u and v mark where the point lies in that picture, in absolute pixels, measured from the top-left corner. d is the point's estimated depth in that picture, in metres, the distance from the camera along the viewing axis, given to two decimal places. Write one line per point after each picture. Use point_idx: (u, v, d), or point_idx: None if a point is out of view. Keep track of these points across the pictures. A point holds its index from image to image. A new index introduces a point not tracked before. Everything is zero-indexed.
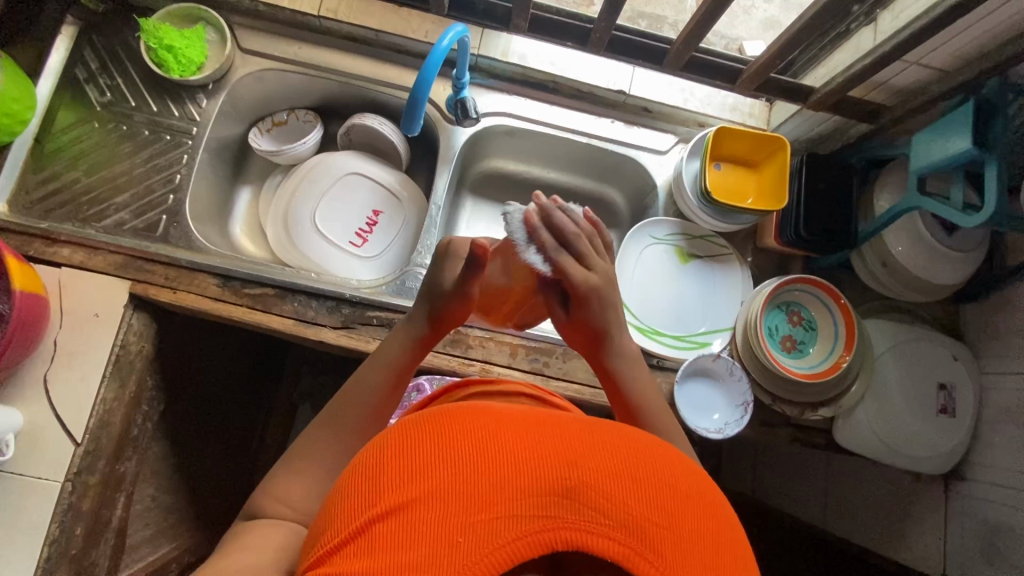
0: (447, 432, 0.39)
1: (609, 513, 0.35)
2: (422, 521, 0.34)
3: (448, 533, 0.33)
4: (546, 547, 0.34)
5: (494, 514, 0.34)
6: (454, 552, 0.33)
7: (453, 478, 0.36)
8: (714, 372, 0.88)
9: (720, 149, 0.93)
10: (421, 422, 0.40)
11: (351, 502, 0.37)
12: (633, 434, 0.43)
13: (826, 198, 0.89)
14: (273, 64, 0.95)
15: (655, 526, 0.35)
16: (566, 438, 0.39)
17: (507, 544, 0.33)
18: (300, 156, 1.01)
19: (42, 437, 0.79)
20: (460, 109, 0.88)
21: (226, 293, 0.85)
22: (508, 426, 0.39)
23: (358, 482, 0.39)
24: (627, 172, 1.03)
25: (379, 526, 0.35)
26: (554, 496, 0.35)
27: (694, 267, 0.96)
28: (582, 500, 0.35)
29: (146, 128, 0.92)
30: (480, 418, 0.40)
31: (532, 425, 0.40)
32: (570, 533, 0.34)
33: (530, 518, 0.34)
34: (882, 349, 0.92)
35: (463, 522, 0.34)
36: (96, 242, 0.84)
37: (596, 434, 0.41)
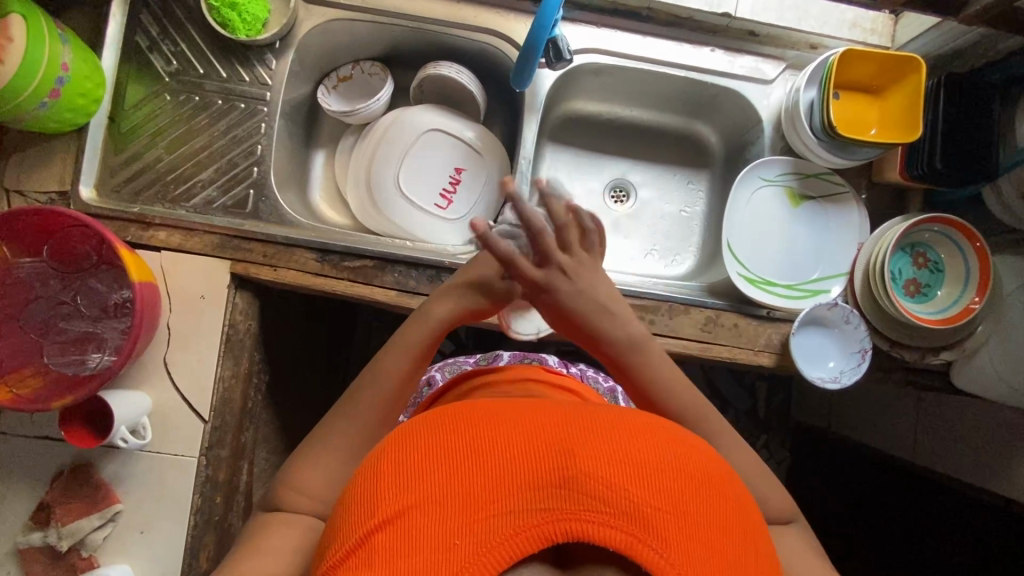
0: (443, 438, 0.45)
1: (606, 502, 0.40)
2: (420, 524, 0.40)
3: (449, 537, 0.39)
4: (546, 539, 0.39)
5: (490, 512, 0.40)
6: (451, 552, 0.39)
7: (448, 484, 0.41)
8: (830, 321, 0.85)
9: (843, 74, 0.83)
10: (423, 431, 0.47)
11: (359, 511, 0.44)
12: (638, 421, 0.48)
13: (965, 126, 0.80)
14: (341, 13, 0.88)
15: (655, 510, 0.40)
16: (560, 432, 0.44)
17: (505, 540, 0.39)
18: (373, 115, 0.95)
19: (172, 416, 0.82)
20: (553, 51, 0.80)
21: (325, 268, 0.84)
22: (505, 427, 0.45)
23: (360, 493, 0.45)
24: (724, 106, 0.95)
25: (379, 534, 0.41)
26: (552, 488, 0.41)
27: (806, 209, 0.89)
28: (576, 489, 0.40)
29: (219, 97, 0.86)
30: (481, 420, 0.46)
31: (526, 422, 0.46)
32: (568, 524, 0.39)
33: (526, 513, 0.40)
34: (1013, 287, 0.86)
35: (464, 523, 0.39)
36: (189, 223, 0.83)
37: (592, 425, 0.46)
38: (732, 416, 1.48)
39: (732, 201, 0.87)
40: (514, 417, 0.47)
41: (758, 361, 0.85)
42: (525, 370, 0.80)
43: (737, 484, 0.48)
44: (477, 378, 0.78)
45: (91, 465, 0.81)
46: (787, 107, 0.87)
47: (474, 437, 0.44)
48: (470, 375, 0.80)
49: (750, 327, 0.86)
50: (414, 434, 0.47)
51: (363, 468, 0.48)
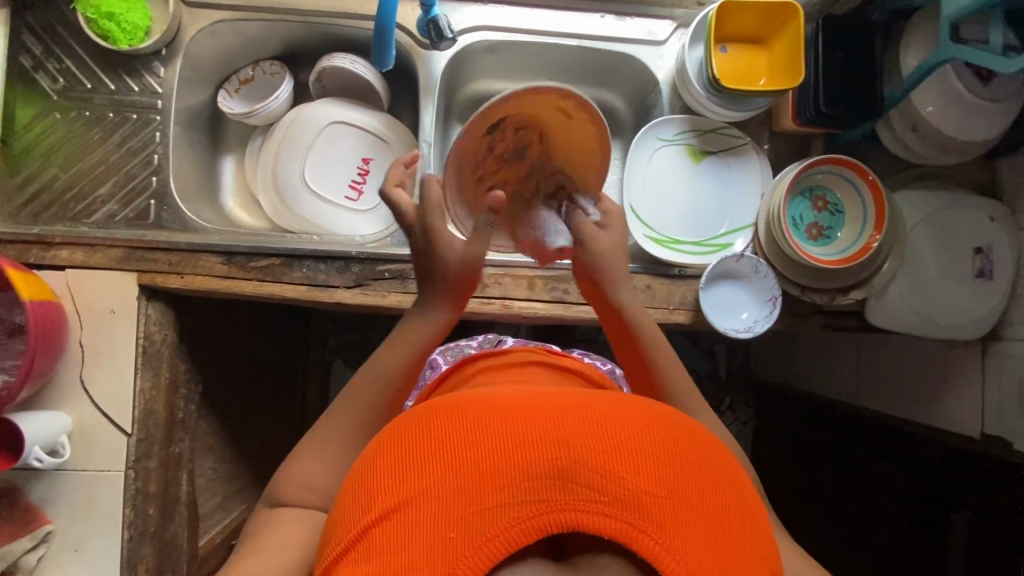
0: (437, 432, 0.46)
1: (601, 491, 0.42)
2: (413, 520, 0.41)
3: (442, 531, 0.40)
4: (540, 530, 0.41)
5: (484, 506, 0.41)
6: (445, 546, 0.40)
7: (438, 479, 0.43)
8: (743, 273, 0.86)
9: (726, 27, 0.84)
10: (417, 424, 0.48)
11: (352, 506, 0.45)
12: (633, 407, 0.49)
13: (848, 66, 0.81)
14: (225, 14, 0.87)
15: (651, 497, 0.42)
16: (556, 423, 0.45)
17: (499, 533, 0.40)
18: (275, 114, 0.95)
19: (94, 432, 0.82)
20: (434, 31, 0.80)
21: (233, 270, 0.84)
22: (497, 418, 0.46)
23: (355, 489, 0.46)
24: (623, 71, 0.96)
25: (372, 530, 0.42)
26: (547, 479, 0.42)
27: (708, 164, 0.89)
28: (571, 481, 0.42)
29: (110, 110, 0.86)
30: (475, 411, 0.47)
31: (521, 411, 0.47)
32: (563, 514, 0.41)
33: (521, 504, 0.41)
34: (914, 221, 0.87)
35: (459, 519, 0.41)
36: (91, 239, 0.83)
37: (590, 413, 0.47)
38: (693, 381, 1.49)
39: (630, 165, 0.87)
40: (511, 407, 0.48)
41: (674, 319, 0.86)
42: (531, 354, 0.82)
43: (738, 468, 0.49)
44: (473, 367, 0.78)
45: (16, 489, 0.81)
46: (677, 67, 0.87)
47: (468, 429, 0.46)
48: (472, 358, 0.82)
49: (663, 288, 0.86)
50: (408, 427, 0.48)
51: (358, 463, 0.49)
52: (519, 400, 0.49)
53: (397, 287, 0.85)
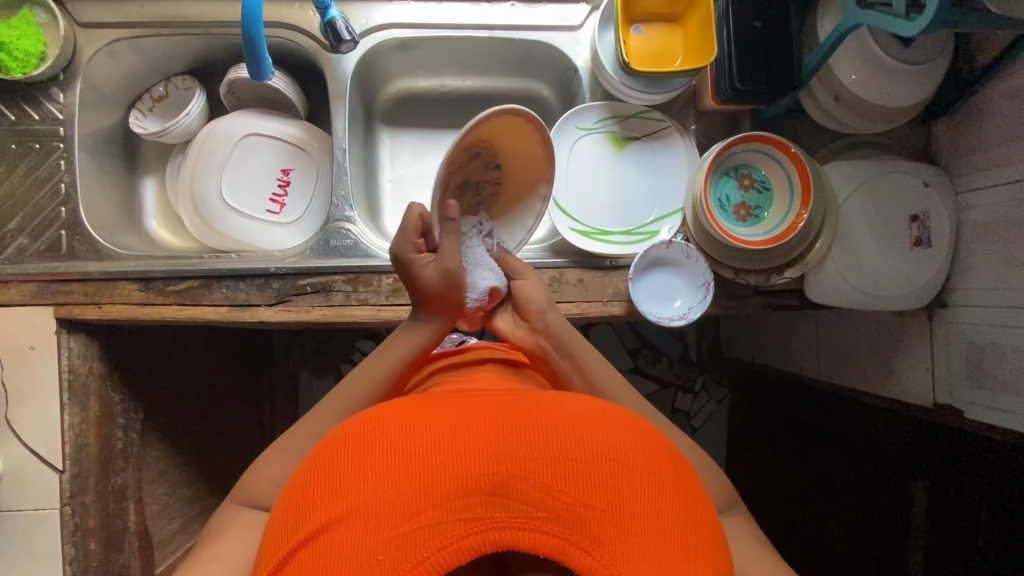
0: (372, 447, 0.46)
1: (535, 506, 0.43)
2: (345, 541, 0.42)
3: (374, 552, 0.41)
4: (474, 548, 0.42)
5: (418, 525, 0.42)
6: (376, 568, 0.41)
7: (371, 498, 0.43)
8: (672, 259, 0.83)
9: (636, 6, 0.81)
10: (353, 439, 0.48)
11: (287, 528, 0.45)
12: (572, 412, 0.50)
13: (763, 39, 0.78)
14: (124, 32, 0.85)
15: (585, 508, 0.43)
16: (495, 438, 0.46)
17: (432, 554, 0.41)
18: (191, 130, 0.93)
19: (25, 471, 0.81)
20: (331, 33, 0.78)
21: (150, 295, 0.82)
22: (433, 432, 0.46)
23: (291, 510, 0.46)
24: (543, 59, 0.93)
25: (306, 551, 0.42)
26: (482, 496, 0.43)
27: (631, 150, 0.86)
28: (505, 497, 0.43)
29: (11, 140, 0.83)
30: (410, 423, 0.48)
31: (459, 424, 0.47)
32: (496, 532, 0.42)
33: (455, 524, 0.42)
34: (846, 193, 0.85)
35: (390, 539, 0.41)
36: (3, 275, 0.81)
37: (529, 422, 0.48)
38: (666, 364, 1.46)
39: None
40: (449, 419, 0.48)
41: (609, 311, 0.85)
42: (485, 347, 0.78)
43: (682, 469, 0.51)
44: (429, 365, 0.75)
45: None
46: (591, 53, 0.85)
47: (403, 445, 0.46)
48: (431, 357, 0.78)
49: (596, 281, 0.85)
50: (345, 439, 0.48)
51: (295, 477, 0.49)
52: (462, 412, 0.49)
53: (321, 301, 0.83)
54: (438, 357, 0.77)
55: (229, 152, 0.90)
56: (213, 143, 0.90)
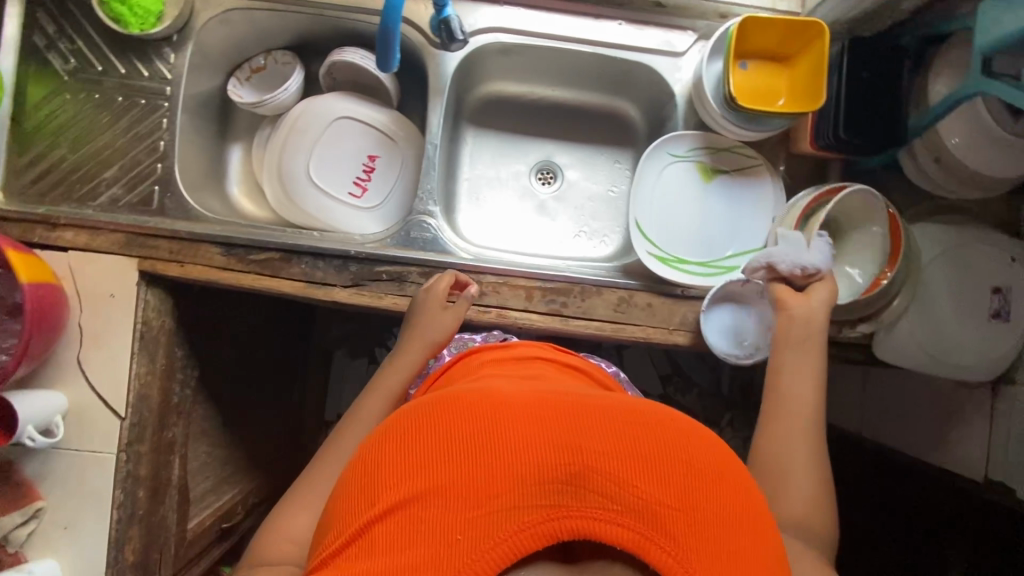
0: (445, 429, 0.46)
1: (612, 499, 0.42)
2: (422, 517, 0.42)
3: (451, 532, 0.41)
4: (551, 536, 0.41)
5: (494, 508, 0.42)
6: (453, 547, 0.41)
7: (446, 478, 0.43)
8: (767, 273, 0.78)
9: (749, 42, 0.80)
10: (424, 420, 0.48)
11: (358, 503, 0.46)
12: (641, 411, 0.49)
13: (872, 92, 0.77)
14: (238, 2, 0.86)
15: (662, 505, 0.42)
16: (568, 428, 0.46)
17: (508, 538, 0.41)
18: (284, 105, 0.94)
19: (88, 413, 0.84)
20: (445, 31, 0.78)
21: (232, 262, 0.84)
22: (505, 418, 0.47)
23: (360, 485, 0.47)
24: (640, 81, 0.93)
25: (380, 525, 0.43)
26: (558, 484, 0.43)
27: (719, 184, 0.86)
28: (582, 487, 0.43)
29: (119, 93, 0.85)
30: (482, 407, 0.48)
31: (531, 412, 0.47)
32: (573, 522, 0.42)
33: (532, 509, 0.42)
34: (930, 256, 0.84)
35: (467, 519, 0.41)
36: (94, 222, 0.83)
37: (599, 417, 0.47)
38: (695, 396, 1.47)
39: (639, 180, 0.84)
40: (519, 408, 0.48)
41: (673, 340, 0.85)
42: (534, 348, 0.77)
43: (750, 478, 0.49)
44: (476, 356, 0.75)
45: (12, 464, 0.82)
46: (694, 83, 0.85)
47: (477, 428, 0.46)
48: (479, 349, 0.77)
49: (665, 307, 0.85)
50: (415, 419, 0.49)
51: (363, 452, 0.50)
52: (532, 401, 0.49)
53: (394, 289, 0.84)
54: (485, 351, 0.76)
55: (314, 126, 0.92)
56: (298, 117, 0.92)
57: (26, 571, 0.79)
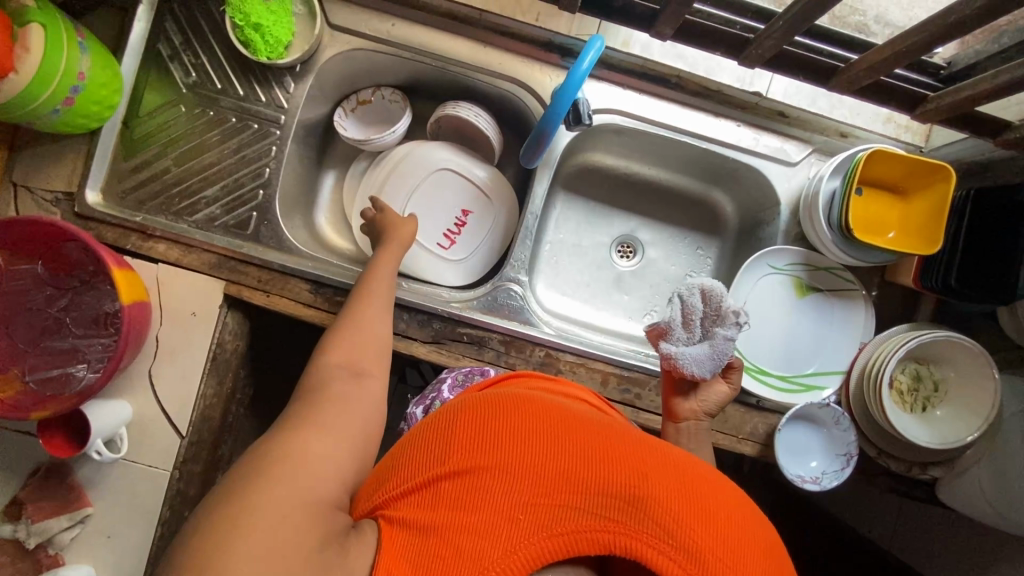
0: (525, 421, 0.50)
1: (666, 531, 0.44)
2: (489, 489, 0.45)
3: (514, 511, 0.44)
4: (600, 543, 0.44)
5: (556, 503, 0.45)
6: (513, 525, 0.44)
7: (519, 463, 0.46)
8: (660, 348, 0.74)
9: (868, 170, 0.80)
10: (503, 405, 0.52)
11: (426, 459, 0.49)
12: (700, 469, 0.52)
13: (988, 245, 0.78)
14: (364, 43, 0.86)
15: (711, 555, 0.44)
16: (635, 457, 0.49)
17: (563, 533, 0.44)
18: (386, 145, 0.94)
19: (150, 427, 0.83)
20: (573, 114, 0.79)
21: (318, 300, 0.83)
22: (580, 433, 0.50)
23: (430, 444, 0.50)
24: (744, 181, 0.92)
25: (446, 484, 0.46)
26: (619, 501, 0.45)
27: (812, 300, 0.87)
28: (641, 510, 0.45)
29: (233, 114, 0.86)
30: (560, 416, 0.51)
31: (605, 437, 0.51)
32: (625, 538, 0.44)
33: (591, 514, 0.45)
34: (1012, 411, 0.82)
35: (530, 505, 0.45)
36: (189, 239, 0.83)
37: (664, 460, 0.50)
38: None
39: (736, 285, 0.85)
40: (594, 431, 0.51)
41: (740, 449, 0.84)
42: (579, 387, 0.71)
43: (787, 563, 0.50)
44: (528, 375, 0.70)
45: (67, 465, 0.82)
46: (807, 195, 0.84)
47: (554, 431, 0.49)
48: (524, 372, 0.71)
49: (737, 414, 0.84)
50: (492, 403, 0.52)
51: (436, 417, 0.54)
52: (601, 427, 0.52)
53: (472, 353, 0.84)
54: (537, 378, 0.69)
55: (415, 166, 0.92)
56: (402, 156, 0.93)
57: None
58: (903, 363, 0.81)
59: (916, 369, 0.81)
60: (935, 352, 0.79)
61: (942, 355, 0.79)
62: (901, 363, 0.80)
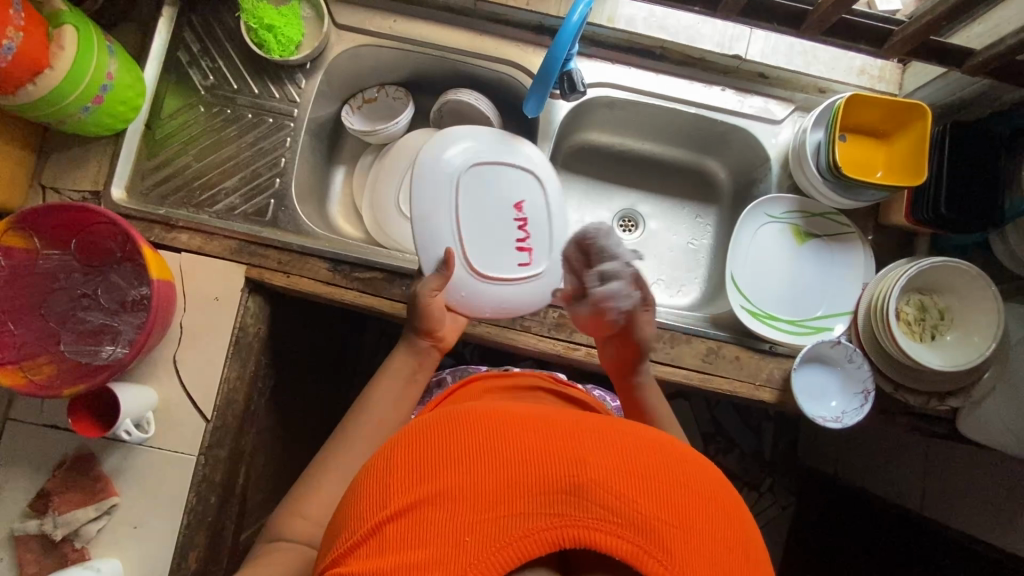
0: (457, 437, 0.45)
1: (615, 512, 0.40)
2: (432, 520, 0.40)
3: (459, 534, 0.40)
4: (554, 543, 0.40)
5: (500, 513, 0.40)
6: (462, 549, 0.39)
7: (459, 483, 0.42)
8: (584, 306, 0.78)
9: (850, 116, 0.85)
10: (435, 425, 0.47)
11: (369, 502, 0.44)
12: (645, 437, 0.48)
13: (971, 174, 0.82)
14: (369, 39, 0.92)
15: (663, 524, 0.40)
16: (572, 441, 0.45)
17: (514, 541, 0.39)
18: (392, 136, 0.99)
19: (176, 412, 0.84)
20: (567, 83, 0.84)
21: (337, 278, 0.86)
22: (513, 428, 0.46)
23: (372, 486, 0.45)
24: (734, 144, 0.97)
25: (391, 525, 0.41)
26: (562, 493, 0.41)
27: (811, 247, 0.90)
28: (585, 497, 0.41)
29: (250, 111, 0.92)
30: (492, 418, 0.47)
31: (540, 427, 0.46)
32: (576, 530, 0.40)
33: (536, 516, 0.40)
34: (1019, 336, 0.84)
35: (474, 520, 0.40)
36: (210, 228, 0.86)
37: (602, 435, 0.46)
38: (736, 457, 1.42)
39: (736, 236, 0.89)
40: (529, 423, 0.47)
41: (759, 396, 0.85)
42: (532, 377, 0.80)
43: (745, 512, 0.47)
44: (484, 395, 0.74)
45: (94, 456, 0.82)
46: (794, 147, 0.89)
47: (487, 436, 0.45)
48: (478, 376, 0.80)
49: (753, 361, 0.86)
50: (425, 430, 0.47)
51: (375, 459, 0.48)
52: (535, 418, 0.48)
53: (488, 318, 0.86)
54: (481, 380, 0.78)
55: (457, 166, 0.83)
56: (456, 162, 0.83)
57: (94, 568, 0.77)
58: (905, 296, 0.83)
59: (921, 302, 0.83)
60: (933, 281, 0.82)
61: (942, 283, 0.82)
62: (902, 296, 0.83)
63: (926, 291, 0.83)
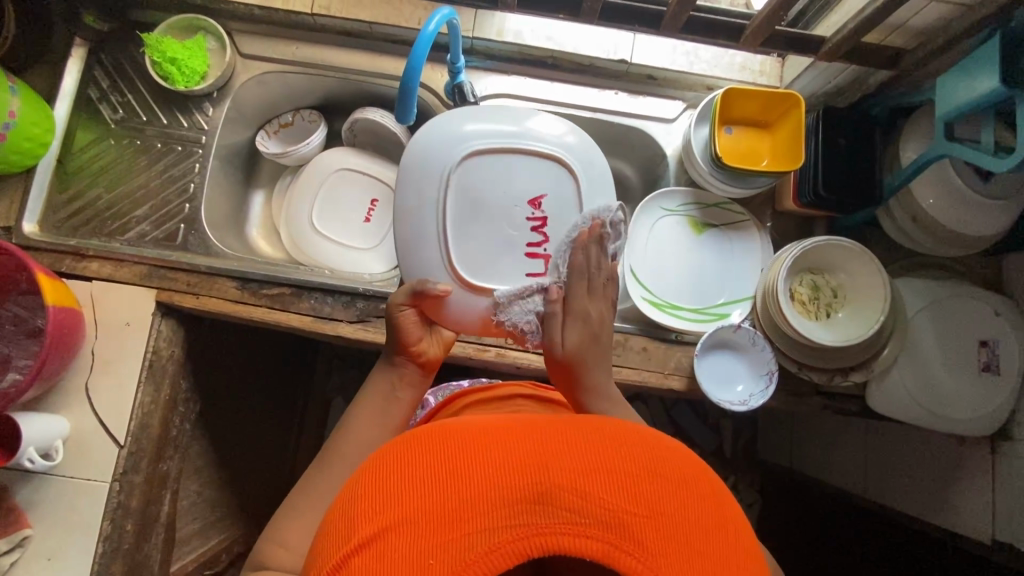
0: (418, 455, 0.38)
1: (584, 513, 0.34)
2: (394, 548, 0.34)
3: (421, 558, 0.33)
4: (524, 555, 0.34)
5: (460, 532, 0.34)
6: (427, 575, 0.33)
7: (420, 503, 0.35)
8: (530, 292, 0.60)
9: (730, 111, 0.89)
10: (395, 447, 0.40)
11: (332, 539, 0.37)
12: (619, 426, 0.42)
13: (848, 155, 0.85)
14: (273, 66, 0.96)
15: (629, 515, 0.35)
16: (540, 440, 0.38)
17: (481, 557, 0.33)
18: (306, 156, 1.02)
19: (88, 439, 0.84)
20: (458, 94, 0.87)
21: (245, 295, 0.88)
22: (477, 436, 0.39)
23: (335, 522, 0.38)
24: (634, 143, 1.00)
25: (353, 560, 0.34)
26: (529, 502, 0.35)
27: (709, 237, 0.93)
28: (552, 504, 0.34)
29: (159, 141, 0.95)
30: (455, 430, 0.40)
31: (507, 428, 0.40)
32: (546, 538, 0.34)
33: (503, 527, 0.34)
34: (916, 309, 0.86)
35: (437, 542, 0.34)
36: (121, 254, 0.88)
37: (570, 429, 0.40)
38: None
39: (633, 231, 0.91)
40: (496, 427, 0.40)
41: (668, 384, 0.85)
42: (514, 386, 0.73)
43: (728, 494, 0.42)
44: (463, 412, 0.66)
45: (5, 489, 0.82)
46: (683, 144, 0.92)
47: (449, 447, 0.38)
48: (465, 393, 0.73)
49: (660, 351, 0.87)
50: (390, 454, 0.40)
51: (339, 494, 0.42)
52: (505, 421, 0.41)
53: None
54: (465, 397, 0.71)
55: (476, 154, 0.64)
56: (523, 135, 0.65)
57: None
58: (797, 277, 0.86)
59: (813, 282, 0.86)
60: (820, 261, 0.85)
61: (830, 261, 0.84)
62: (793, 278, 0.85)
63: (816, 271, 0.86)
